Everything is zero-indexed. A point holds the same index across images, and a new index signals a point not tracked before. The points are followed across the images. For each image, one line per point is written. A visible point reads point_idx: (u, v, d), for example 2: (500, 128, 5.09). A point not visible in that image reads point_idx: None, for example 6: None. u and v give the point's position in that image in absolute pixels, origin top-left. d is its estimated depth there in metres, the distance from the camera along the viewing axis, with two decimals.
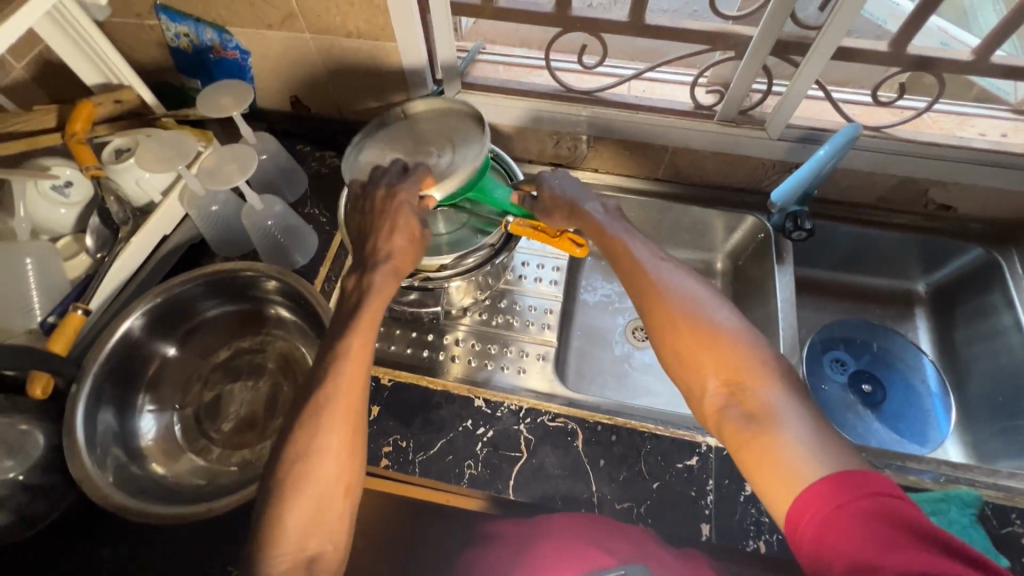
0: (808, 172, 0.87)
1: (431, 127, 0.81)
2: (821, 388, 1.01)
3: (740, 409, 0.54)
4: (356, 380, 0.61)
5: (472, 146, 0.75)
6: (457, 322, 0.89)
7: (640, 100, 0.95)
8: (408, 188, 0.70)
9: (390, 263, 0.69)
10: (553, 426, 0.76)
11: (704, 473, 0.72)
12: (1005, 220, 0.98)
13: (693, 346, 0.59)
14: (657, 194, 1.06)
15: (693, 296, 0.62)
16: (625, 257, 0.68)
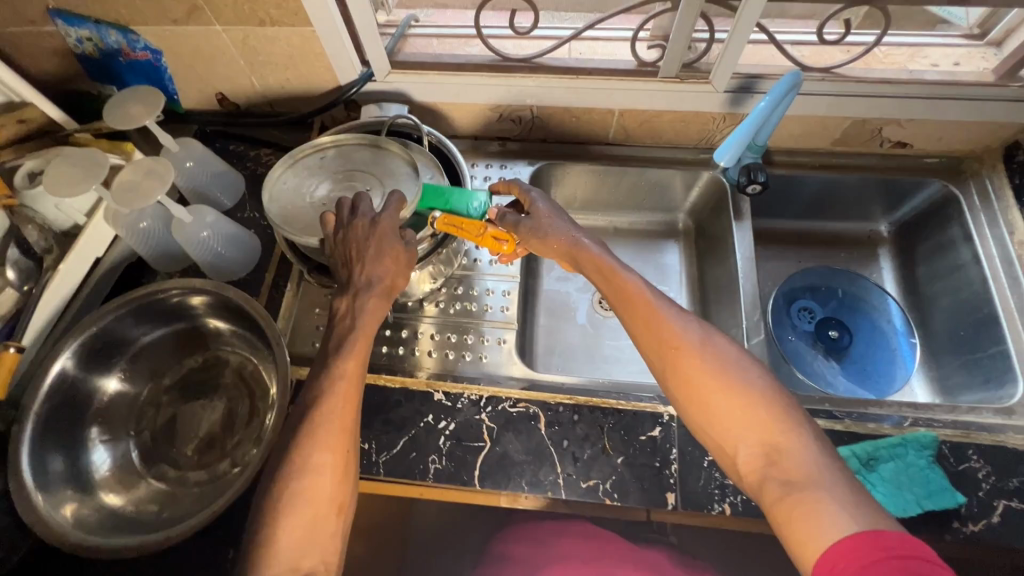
0: (753, 125, 0.82)
1: (345, 166, 0.79)
2: (787, 340, 1.01)
3: (778, 473, 0.53)
4: (350, 404, 0.62)
5: (406, 185, 0.76)
6: (417, 314, 0.86)
7: (581, 63, 0.91)
8: (388, 217, 0.68)
9: (379, 286, 0.67)
10: (514, 412, 0.75)
11: (668, 443, 0.72)
12: (963, 151, 0.96)
13: (724, 407, 0.57)
14: (610, 158, 1.02)
15: (720, 353, 0.61)
16: (641, 311, 0.65)
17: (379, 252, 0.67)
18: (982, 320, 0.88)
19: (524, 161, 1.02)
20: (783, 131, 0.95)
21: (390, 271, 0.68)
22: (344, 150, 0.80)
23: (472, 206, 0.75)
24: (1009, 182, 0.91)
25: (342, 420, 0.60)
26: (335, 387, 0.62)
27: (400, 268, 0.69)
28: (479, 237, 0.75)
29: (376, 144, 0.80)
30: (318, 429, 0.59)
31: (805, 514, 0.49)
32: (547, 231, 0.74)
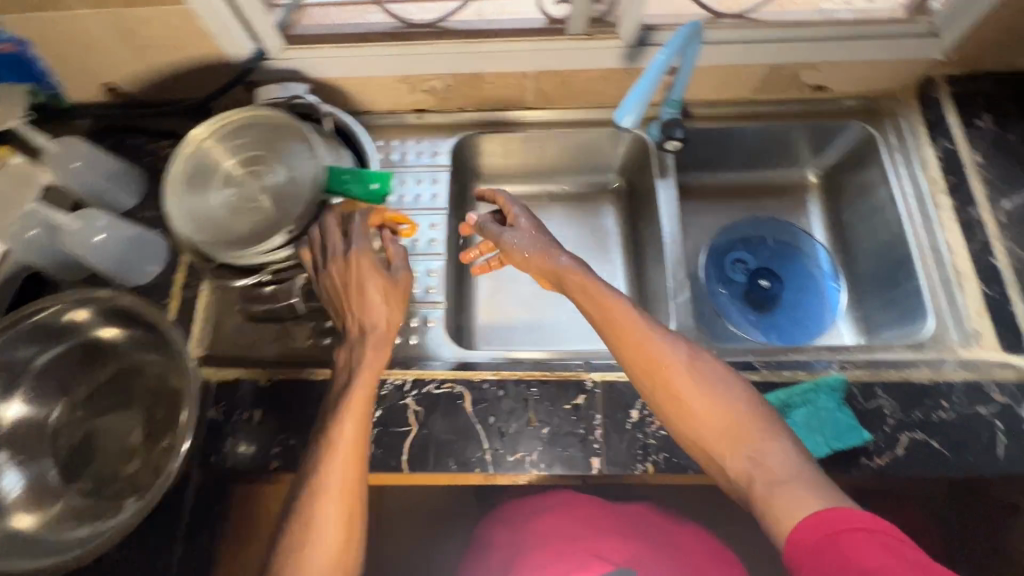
0: (654, 77, 0.74)
1: (235, 151, 0.73)
2: (718, 293, 1.02)
3: (763, 481, 0.57)
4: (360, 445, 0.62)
5: (304, 160, 0.72)
6: None
7: (488, 24, 0.88)
8: (359, 250, 0.69)
9: (379, 331, 0.67)
10: (439, 393, 0.75)
11: (592, 410, 0.73)
12: (880, 91, 0.95)
13: (700, 418, 0.62)
14: (531, 124, 0.99)
15: (705, 369, 0.64)
16: (623, 333, 0.68)
17: (364, 293, 0.68)
18: (898, 259, 0.90)
19: (443, 134, 0.99)
20: (702, 83, 0.92)
21: (387, 311, 0.69)
22: (229, 135, 0.73)
23: (373, 187, 0.70)
24: (923, 119, 0.91)
25: (348, 463, 0.61)
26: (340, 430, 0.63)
27: (393, 309, 0.70)
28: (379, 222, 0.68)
29: (275, 121, 0.74)
30: (330, 468, 0.61)
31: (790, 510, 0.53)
32: (519, 245, 0.78)
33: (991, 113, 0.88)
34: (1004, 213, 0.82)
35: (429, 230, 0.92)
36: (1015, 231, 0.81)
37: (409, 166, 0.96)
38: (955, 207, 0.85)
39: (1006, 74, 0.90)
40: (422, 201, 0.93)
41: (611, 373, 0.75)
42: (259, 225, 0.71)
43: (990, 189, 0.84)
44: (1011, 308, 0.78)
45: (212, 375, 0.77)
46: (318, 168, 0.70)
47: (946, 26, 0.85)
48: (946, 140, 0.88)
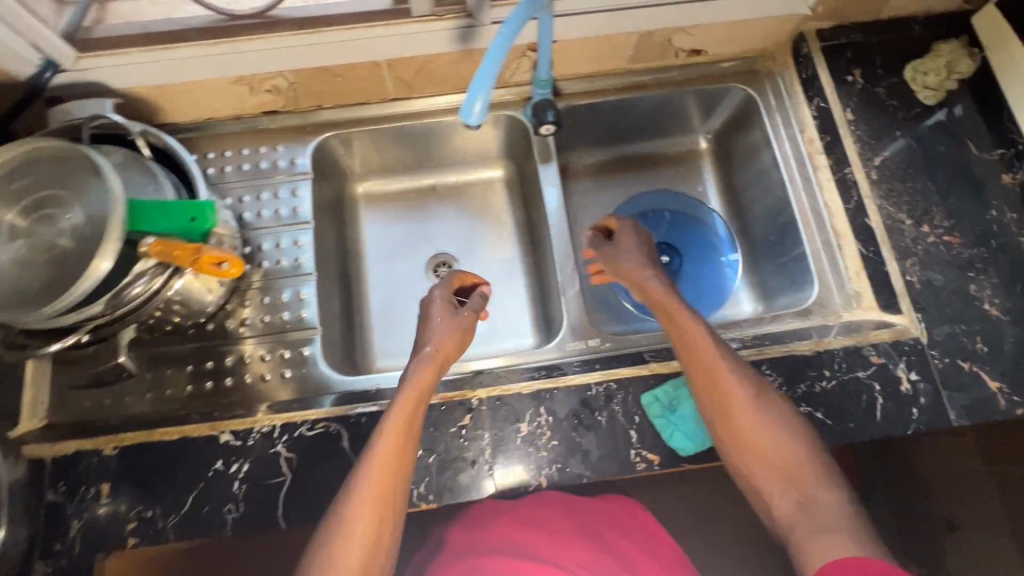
0: (499, 60, 0.63)
1: (18, 195, 0.61)
2: (614, 274, 1.00)
3: (806, 518, 0.59)
4: (395, 473, 0.61)
5: (102, 194, 0.61)
6: (241, 339, 0.79)
7: (325, 10, 0.77)
8: (434, 313, 0.76)
9: (439, 352, 0.71)
10: (314, 435, 0.69)
11: (479, 429, 0.70)
12: (755, 50, 0.92)
13: (759, 450, 0.63)
14: (400, 116, 0.91)
15: (763, 388, 0.66)
16: (697, 358, 0.67)
17: (441, 336, 0.73)
18: (784, 224, 0.89)
19: (301, 138, 0.89)
20: (573, 57, 0.86)
21: (450, 345, 0.73)
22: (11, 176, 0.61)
23: (192, 222, 0.61)
24: (798, 77, 0.89)
25: (379, 490, 0.60)
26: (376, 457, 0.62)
27: (458, 344, 0.74)
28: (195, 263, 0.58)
29: (63, 152, 0.62)
30: (361, 498, 0.60)
31: (826, 548, 0.55)
32: (624, 260, 0.78)
33: (861, 66, 0.86)
34: (875, 170, 0.81)
35: (293, 248, 0.83)
36: (887, 187, 0.80)
37: (266, 177, 0.86)
38: (832, 167, 0.84)
39: (874, 23, 0.88)
40: (283, 216, 0.85)
41: (498, 388, 0.71)
42: (54, 276, 0.59)
43: (861, 147, 0.83)
44: (885, 267, 0.78)
45: (47, 451, 0.68)
46: (111, 197, 0.58)
47: None
48: (819, 99, 0.86)
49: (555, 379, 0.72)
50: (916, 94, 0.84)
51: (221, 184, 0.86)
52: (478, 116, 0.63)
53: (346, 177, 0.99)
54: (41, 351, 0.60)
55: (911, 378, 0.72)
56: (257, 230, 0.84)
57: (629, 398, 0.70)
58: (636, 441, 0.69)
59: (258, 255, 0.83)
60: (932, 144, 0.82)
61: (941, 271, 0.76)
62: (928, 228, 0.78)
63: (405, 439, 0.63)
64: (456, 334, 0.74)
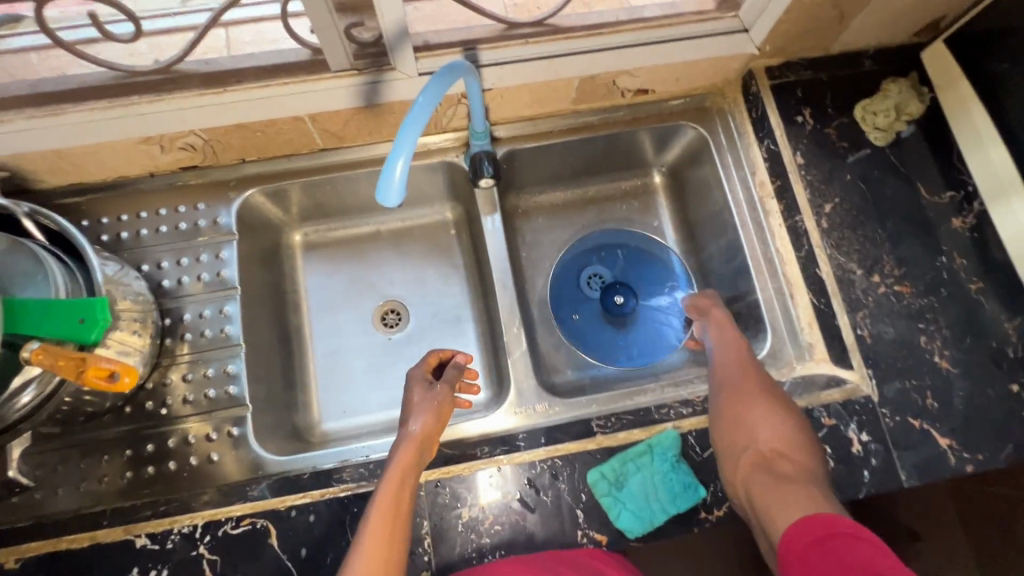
0: (417, 129, 0.57)
1: None
2: (566, 314, 0.96)
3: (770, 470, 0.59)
4: (394, 532, 0.57)
5: None
6: (179, 420, 0.73)
7: (236, 61, 0.71)
8: (421, 393, 0.70)
9: (414, 441, 0.64)
10: (239, 533, 0.64)
11: (418, 516, 0.66)
12: (704, 87, 0.88)
13: (763, 423, 0.64)
14: (332, 167, 0.85)
15: (779, 402, 0.66)
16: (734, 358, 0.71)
17: (427, 405, 0.69)
18: (738, 269, 0.86)
19: (224, 195, 0.83)
20: (513, 102, 0.81)
21: (437, 425, 0.67)
22: None
23: (78, 323, 0.55)
24: (748, 116, 0.86)
25: (376, 552, 0.55)
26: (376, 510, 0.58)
27: (439, 424, 0.68)
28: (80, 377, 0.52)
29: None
30: (359, 558, 0.55)
31: (787, 499, 0.54)
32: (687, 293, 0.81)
33: (811, 106, 0.83)
34: (825, 217, 0.79)
35: (218, 316, 0.78)
36: (837, 235, 0.78)
37: (186, 239, 0.80)
38: (783, 213, 0.81)
39: (823, 59, 0.85)
40: (206, 282, 0.79)
41: (438, 470, 0.68)
42: None
43: (811, 192, 0.80)
44: (837, 320, 0.76)
45: None
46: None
47: (753, 20, 0.78)
48: (770, 140, 0.83)
49: (498, 459, 0.69)
50: (867, 135, 0.81)
51: (137, 248, 0.79)
52: (395, 193, 0.56)
53: (280, 228, 0.93)
54: None
55: (862, 439, 0.70)
56: (178, 299, 0.78)
57: (576, 475, 0.67)
58: (582, 521, 0.66)
59: (180, 326, 0.77)
60: (881, 188, 0.80)
61: (892, 324, 0.74)
62: (879, 278, 0.76)
63: (395, 518, 0.58)
64: (445, 400, 0.70)
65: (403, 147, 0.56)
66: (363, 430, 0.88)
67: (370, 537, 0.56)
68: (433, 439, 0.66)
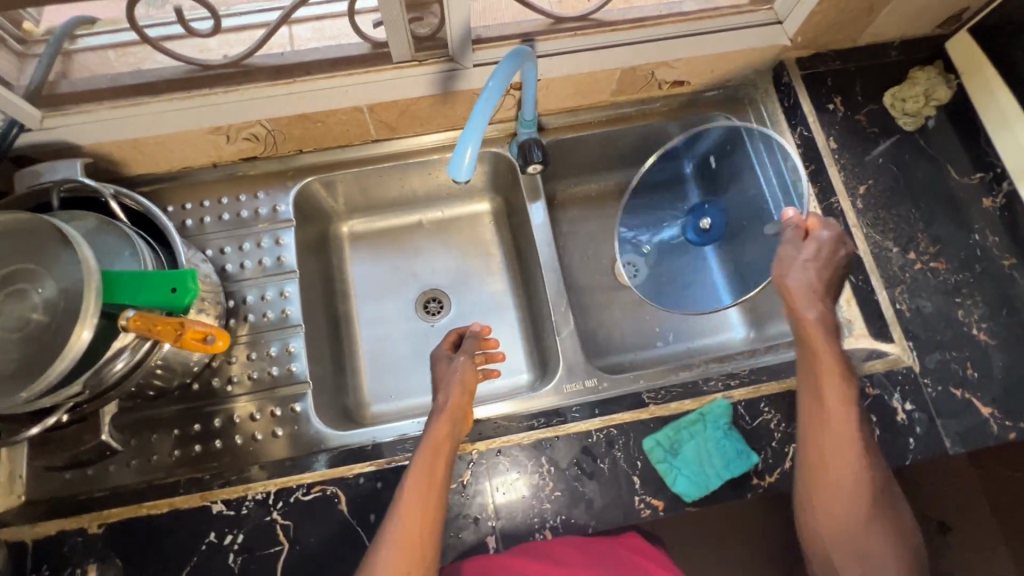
0: (487, 110, 0.61)
1: None
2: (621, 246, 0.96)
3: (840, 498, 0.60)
4: (427, 509, 0.60)
5: (73, 263, 0.57)
6: (231, 399, 0.76)
7: (303, 55, 0.75)
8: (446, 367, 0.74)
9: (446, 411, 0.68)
10: (310, 500, 0.67)
11: (481, 483, 0.69)
12: (736, 79, 0.92)
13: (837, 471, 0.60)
14: (383, 157, 0.89)
15: (847, 384, 0.61)
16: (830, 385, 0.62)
17: (452, 382, 0.71)
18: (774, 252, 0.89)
19: (282, 184, 0.87)
20: (556, 93, 0.86)
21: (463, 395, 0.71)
22: None
23: (172, 293, 0.58)
24: (779, 105, 0.89)
25: (410, 530, 0.59)
26: (409, 484, 0.62)
27: (467, 394, 0.71)
28: (179, 341, 0.57)
29: (28, 223, 0.59)
30: (394, 536, 0.59)
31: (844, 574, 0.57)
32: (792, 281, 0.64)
33: (841, 94, 0.87)
34: (860, 199, 0.82)
35: (279, 298, 0.81)
36: (873, 215, 0.81)
37: (247, 226, 0.84)
38: (818, 196, 0.84)
39: (849, 50, 0.89)
40: (267, 266, 0.82)
41: (497, 439, 0.71)
42: (28, 357, 0.55)
43: (846, 175, 0.83)
44: (876, 295, 0.78)
45: (26, 534, 0.65)
46: (85, 269, 0.56)
47: (787, 13, 0.82)
48: (803, 127, 0.87)
49: (556, 428, 0.71)
50: (896, 121, 0.85)
51: (201, 235, 0.83)
52: (467, 170, 0.60)
53: (330, 219, 0.96)
54: (18, 437, 0.56)
55: (906, 408, 0.72)
56: (240, 282, 0.82)
57: (631, 443, 0.70)
58: (639, 487, 0.68)
59: (243, 308, 0.81)
60: (913, 170, 0.83)
61: (929, 298, 0.77)
62: (915, 255, 0.79)
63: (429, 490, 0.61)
64: (467, 374, 0.72)
65: (474, 130, 0.59)
66: (410, 411, 0.91)
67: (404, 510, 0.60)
68: (465, 409, 0.69)
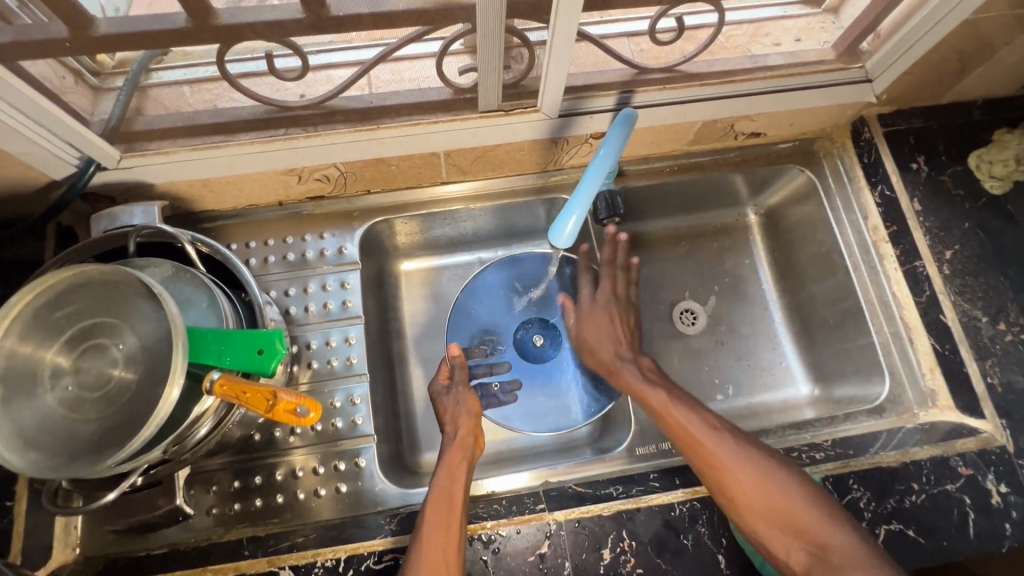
0: (597, 178, 0.66)
1: (62, 324, 0.55)
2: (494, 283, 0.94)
3: (828, 570, 0.55)
4: (447, 547, 0.58)
5: (155, 321, 0.55)
6: (288, 450, 0.74)
7: (382, 98, 0.73)
8: (449, 395, 0.76)
9: (455, 432, 0.71)
10: (381, 568, 0.63)
11: (559, 556, 0.65)
12: (813, 132, 0.90)
13: (772, 511, 0.59)
14: (449, 200, 0.87)
15: (706, 437, 0.66)
16: (701, 453, 0.65)
17: (458, 406, 0.74)
18: (848, 311, 0.87)
19: (346, 225, 0.85)
20: (633, 142, 0.84)
21: (469, 423, 0.73)
22: (50, 307, 0.55)
23: (257, 355, 0.55)
24: (859, 161, 0.87)
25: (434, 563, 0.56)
26: (425, 532, 0.59)
27: (477, 417, 0.74)
28: (271, 410, 0.56)
29: (107, 275, 0.56)
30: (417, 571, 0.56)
31: None
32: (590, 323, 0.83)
33: (924, 153, 0.85)
34: (946, 264, 0.80)
35: (343, 345, 0.79)
36: (960, 282, 0.79)
37: (312, 268, 0.82)
38: (900, 258, 0.82)
39: (932, 107, 0.87)
40: (331, 311, 0.80)
41: (576, 509, 0.67)
42: (109, 418, 0.53)
43: (931, 239, 0.81)
44: (965, 367, 0.75)
45: None
46: (169, 327, 0.53)
47: (879, 72, 0.80)
48: (884, 185, 0.85)
49: (638, 499, 0.68)
50: (982, 183, 0.83)
51: (264, 276, 0.81)
52: (566, 236, 0.68)
53: (388, 257, 0.92)
54: (95, 504, 0.54)
55: (1001, 490, 0.69)
56: (303, 326, 0.79)
57: (715, 518, 0.67)
58: (725, 567, 0.65)
59: (307, 354, 0.78)
60: (1000, 236, 0.80)
61: (1021, 372, 0.74)
62: (1005, 325, 0.76)
63: (450, 526, 0.60)
64: (472, 402, 0.75)
65: (581, 198, 0.67)
66: None
67: (427, 543, 0.58)
68: (475, 433, 0.72)
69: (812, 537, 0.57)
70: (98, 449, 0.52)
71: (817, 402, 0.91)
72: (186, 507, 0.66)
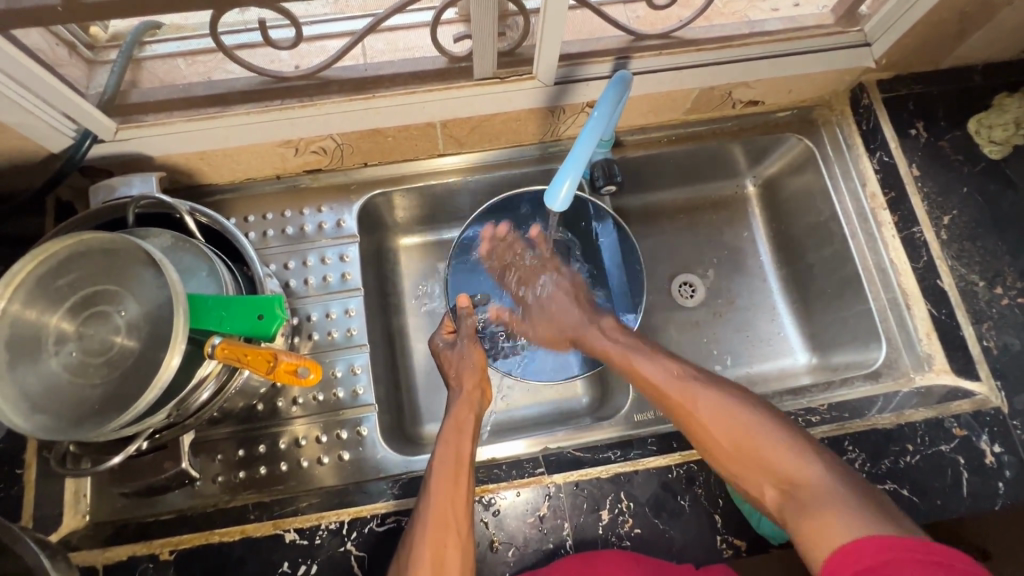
0: (591, 145, 0.66)
1: (65, 291, 0.56)
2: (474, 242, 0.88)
3: (795, 503, 0.56)
4: (456, 500, 0.61)
5: (156, 288, 0.55)
6: (289, 419, 0.75)
7: (377, 70, 0.72)
8: (452, 349, 0.79)
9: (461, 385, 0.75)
10: (384, 530, 0.65)
11: (558, 518, 0.66)
12: (812, 99, 0.90)
13: (745, 452, 0.61)
14: (446, 171, 0.87)
15: (673, 383, 0.69)
16: (675, 397, 0.67)
17: (465, 361, 0.77)
18: (845, 279, 0.87)
19: (344, 197, 0.85)
20: (630, 111, 0.84)
21: (473, 376, 0.76)
22: (52, 275, 0.56)
23: (258, 320, 0.56)
24: (858, 128, 0.87)
25: (443, 510, 0.60)
26: (435, 479, 0.63)
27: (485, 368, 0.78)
28: (272, 371, 0.57)
29: (110, 243, 0.56)
30: (427, 522, 0.60)
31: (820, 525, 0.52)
32: (560, 317, 0.84)
33: (923, 119, 0.84)
34: (943, 229, 0.80)
35: (344, 317, 0.80)
36: (958, 247, 0.79)
37: (310, 241, 0.82)
38: (898, 224, 0.82)
39: (932, 72, 0.86)
40: (331, 283, 0.81)
41: (575, 472, 0.68)
42: (113, 383, 0.54)
43: (928, 205, 0.81)
44: (961, 331, 0.76)
45: (97, 559, 0.63)
46: (170, 293, 0.54)
47: (878, 36, 0.79)
48: (883, 152, 0.84)
49: (635, 462, 0.69)
50: (981, 148, 0.82)
51: (263, 249, 0.81)
52: (562, 200, 0.68)
53: (386, 230, 0.93)
54: (101, 468, 0.55)
55: (995, 450, 0.69)
56: (304, 297, 0.80)
57: (713, 480, 0.68)
58: (721, 527, 0.66)
59: (307, 326, 0.79)
60: (999, 201, 0.80)
61: (1017, 335, 0.75)
62: (1001, 289, 0.77)
63: (457, 479, 0.63)
64: (476, 355, 0.78)
65: (577, 162, 0.67)
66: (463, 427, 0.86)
67: (436, 498, 0.61)
68: (481, 386, 0.76)
69: (782, 465, 0.59)
70: (101, 411, 0.53)
71: (815, 369, 0.92)
72: (192, 470, 0.66)
